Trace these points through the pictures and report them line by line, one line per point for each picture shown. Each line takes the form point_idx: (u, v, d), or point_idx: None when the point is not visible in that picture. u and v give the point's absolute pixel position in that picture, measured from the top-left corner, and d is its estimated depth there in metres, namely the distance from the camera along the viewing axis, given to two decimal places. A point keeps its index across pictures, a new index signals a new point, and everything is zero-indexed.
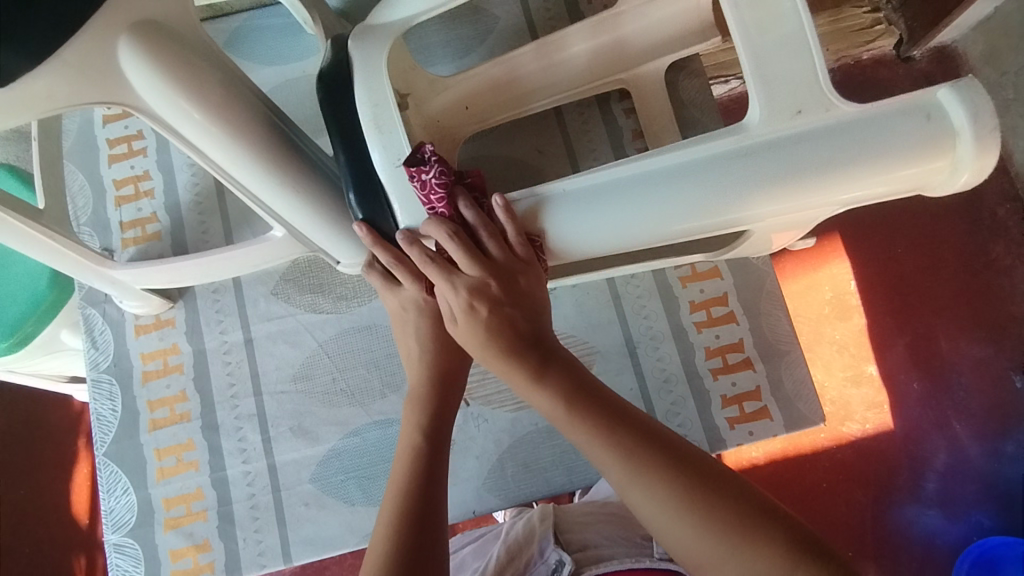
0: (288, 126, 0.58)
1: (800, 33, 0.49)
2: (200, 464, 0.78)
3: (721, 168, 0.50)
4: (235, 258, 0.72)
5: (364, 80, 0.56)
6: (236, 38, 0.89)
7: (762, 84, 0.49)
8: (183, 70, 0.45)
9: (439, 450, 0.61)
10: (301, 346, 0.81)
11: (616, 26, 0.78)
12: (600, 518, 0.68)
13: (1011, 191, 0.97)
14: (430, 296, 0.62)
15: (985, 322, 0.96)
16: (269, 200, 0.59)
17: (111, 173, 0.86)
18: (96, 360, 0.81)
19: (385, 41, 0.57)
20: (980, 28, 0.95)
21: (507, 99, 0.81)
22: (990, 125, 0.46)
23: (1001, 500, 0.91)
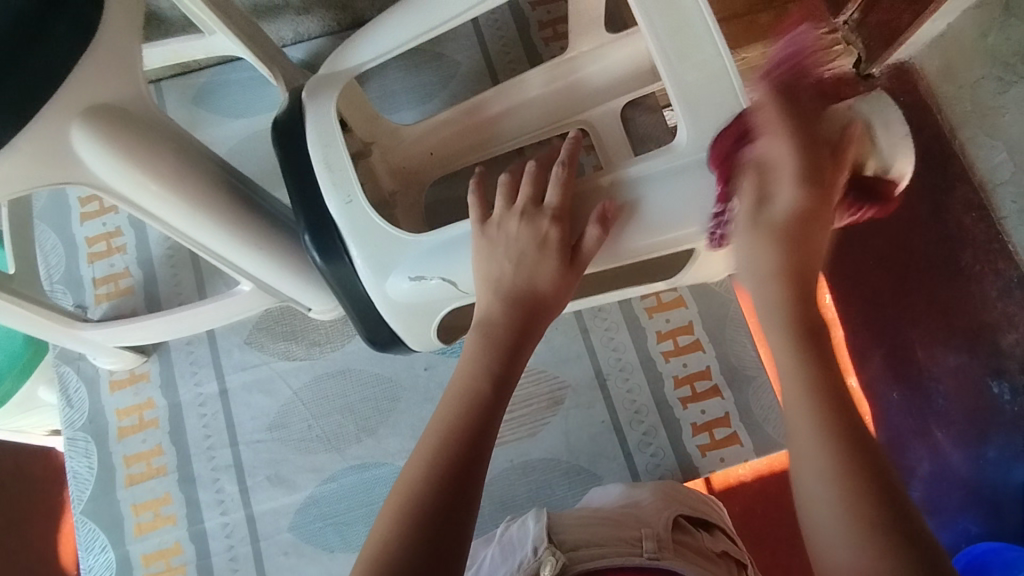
0: (247, 185, 0.60)
1: (719, 61, 0.54)
2: (178, 517, 0.78)
3: (669, 183, 0.55)
4: (205, 312, 0.73)
5: (318, 127, 0.60)
6: (204, 93, 0.91)
7: (687, 110, 0.54)
8: (135, 145, 0.47)
9: (501, 395, 0.52)
10: (276, 394, 0.81)
11: (572, 70, 0.82)
12: (592, 520, 0.63)
13: (977, 199, 0.90)
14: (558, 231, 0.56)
15: (957, 328, 0.90)
16: (232, 257, 0.61)
17: (83, 230, 0.87)
18: (72, 418, 0.82)
19: (334, 89, 0.61)
20: (934, 45, 0.92)
21: (470, 142, 0.83)
22: (902, 134, 0.53)
23: (987, 506, 0.86)
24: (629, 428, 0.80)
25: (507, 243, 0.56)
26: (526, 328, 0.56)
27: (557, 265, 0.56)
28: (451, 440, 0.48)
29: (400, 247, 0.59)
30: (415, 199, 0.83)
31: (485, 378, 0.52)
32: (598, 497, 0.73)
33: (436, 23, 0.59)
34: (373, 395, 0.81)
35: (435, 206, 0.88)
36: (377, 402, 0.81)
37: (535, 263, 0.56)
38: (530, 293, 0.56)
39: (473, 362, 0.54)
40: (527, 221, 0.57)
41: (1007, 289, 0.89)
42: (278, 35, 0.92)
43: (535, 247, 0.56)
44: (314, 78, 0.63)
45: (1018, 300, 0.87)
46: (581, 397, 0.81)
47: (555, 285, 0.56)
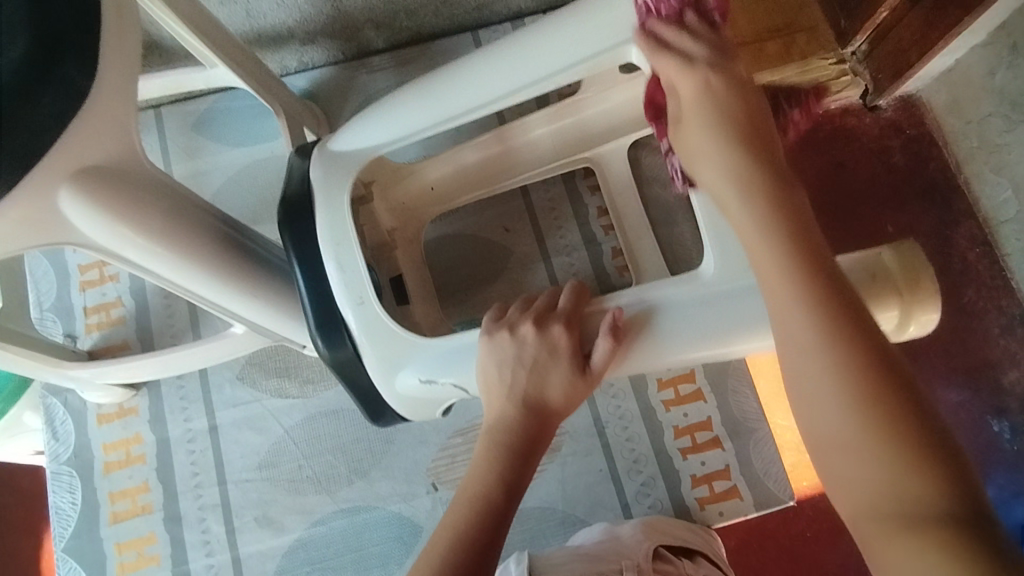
0: (244, 235, 0.59)
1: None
2: (162, 558, 0.76)
3: (687, 314, 0.52)
4: (195, 353, 0.71)
5: (327, 211, 0.57)
6: (205, 120, 0.90)
7: (716, 240, 0.52)
8: (122, 202, 0.46)
9: (512, 503, 0.53)
10: (268, 433, 0.80)
11: (577, 110, 0.80)
12: (574, 557, 0.63)
13: (982, 235, 0.88)
14: (572, 358, 0.54)
15: (960, 364, 0.86)
16: (235, 308, 0.60)
17: (76, 257, 0.85)
18: (57, 452, 0.80)
19: (346, 170, 0.59)
20: (943, 78, 0.88)
21: (474, 182, 0.82)
22: (929, 291, 0.52)
23: None
24: (627, 479, 0.78)
25: (517, 354, 0.54)
26: (535, 431, 0.55)
27: (567, 372, 0.54)
28: (464, 552, 0.49)
29: (412, 351, 0.56)
30: (414, 236, 0.82)
31: (496, 486, 0.53)
32: (583, 537, 0.72)
33: (457, 111, 0.57)
34: (367, 436, 0.79)
35: (436, 246, 0.87)
36: (370, 444, 0.79)
37: (547, 366, 0.55)
38: (540, 402, 0.55)
39: (487, 471, 0.54)
40: (541, 328, 0.55)
41: (1008, 328, 0.85)
42: (281, 64, 0.90)
43: (546, 354, 0.54)
44: (324, 154, 0.60)
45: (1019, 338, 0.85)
46: (578, 445, 0.80)
47: (565, 394, 0.55)
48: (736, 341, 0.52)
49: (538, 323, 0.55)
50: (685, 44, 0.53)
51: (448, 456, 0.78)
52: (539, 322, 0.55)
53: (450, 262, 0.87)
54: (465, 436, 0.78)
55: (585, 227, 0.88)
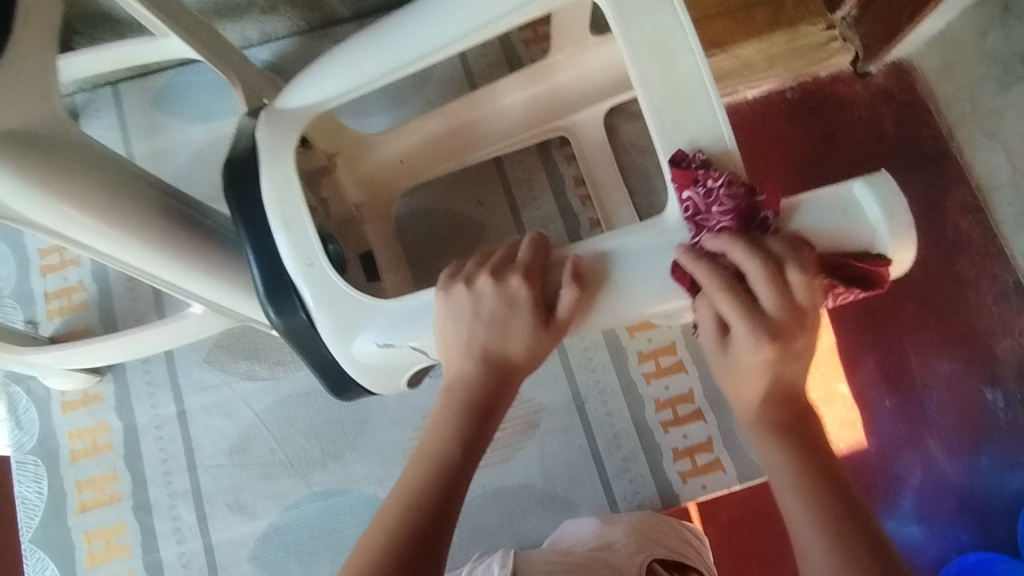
0: (191, 207, 0.57)
1: (717, 128, 0.49)
2: (132, 547, 0.74)
3: (652, 262, 0.49)
4: (153, 335, 0.69)
5: (270, 170, 0.54)
6: (165, 95, 0.87)
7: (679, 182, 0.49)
8: (54, 176, 0.44)
9: (471, 462, 0.51)
10: (237, 417, 0.77)
11: (550, 76, 0.76)
12: (559, 568, 0.60)
13: (975, 202, 0.86)
14: (534, 308, 0.51)
15: (952, 332, 0.85)
16: (193, 286, 0.57)
17: (34, 241, 0.82)
18: (21, 440, 0.78)
19: (292, 131, 0.56)
20: (934, 42, 0.86)
21: (443, 153, 0.79)
22: (905, 223, 0.47)
23: (980, 516, 0.81)
24: (608, 454, 0.76)
25: (472, 304, 0.51)
26: (497, 389, 0.52)
27: (528, 326, 0.51)
28: (417, 513, 0.47)
29: (367, 310, 0.54)
30: (384, 211, 0.79)
31: (453, 444, 0.50)
32: (573, 530, 0.70)
33: (408, 59, 0.54)
34: (340, 418, 0.77)
35: (407, 220, 0.84)
36: (343, 426, 0.77)
37: (507, 320, 0.51)
38: (501, 357, 0.52)
39: (444, 428, 0.51)
40: (498, 280, 0.52)
41: (1003, 295, 0.85)
42: (243, 35, 0.87)
43: (505, 308, 0.51)
44: (270, 115, 0.57)
45: (1013, 306, 0.84)
46: (557, 421, 0.78)
47: (527, 348, 0.52)
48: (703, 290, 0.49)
49: (495, 276, 0.52)
50: (761, 288, 0.45)
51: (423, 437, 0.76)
52: (496, 275, 0.52)
53: (422, 237, 0.84)
54: None
55: (562, 199, 0.85)
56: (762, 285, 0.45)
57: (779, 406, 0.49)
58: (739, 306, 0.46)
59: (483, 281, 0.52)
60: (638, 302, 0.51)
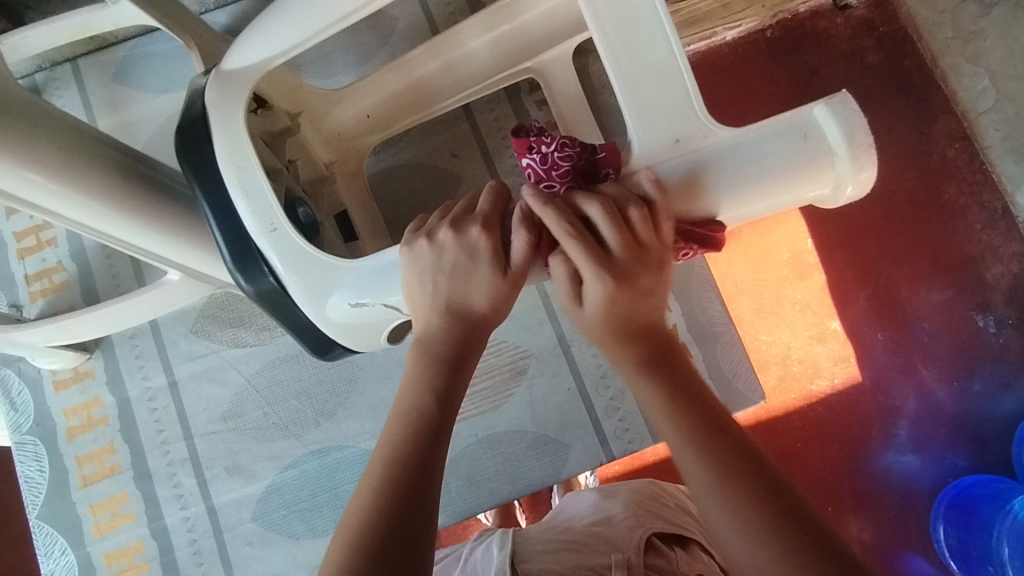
0: (150, 168, 0.57)
1: (671, 60, 0.48)
2: (137, 515, 0.76)
3: None
4: (136, 304, 0.70)
5: (223, 133, 0.54)
6: (125, 68, 0.85)
7: (637, 118, 0.48)
8: (15, 140, 0.44)
9: (447, 412, 0.49)
10: (228, 383, 0.78)
11: (512, 15, 0.75)
12: (558, 548, 0.61)
13: (960, 130, 0.90)
14: (495, 257, 0.50)
15: (941, 264, 0.90)
16: (158, 250, 0.58)
17: (9, 225, 0.82)
18: (18, 422, 0.79)
19: (240, 90, 0.54)
20: None
21: (410, 105, 0.78)
22: (865, 143, 0.45)
23: (973, 439, 0.87)
24: (596, 394, 0.77)
25: (436, 257, 0.51)
26: (468, 336, 0.52)
27: (489, 277, 0.50)
28: (402, 467, 0.46)
29: (338, 271, 0.54)
30: (356, 169, 0.78)
31: (427, 395, 0.49)
32: (573, 506, 0.70)
33: (352, 7, 0.52)
34: (330, 376, 0.78)
35: (382, 177, 0.83)
36: (334, 385, 0.78)
37: (469, 271, 0.51)
38: (465, 309, 0.51)
39: (417, 381, 0.50)
40: (459, 230, 0.51)
41: (989, 222, 0.89)
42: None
43: (466, 258, 0.50)
44: (219, 75, 0.55)
45: (1000, 232, 0.89)
46: (544, 365, 0.78)
47: (490, 301, 0.51)
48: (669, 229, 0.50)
49: (454, 228, 0.51)
50: (601, 226, 0.46)
51: None
52: (456, 226, 0.51)
53: (397, 194, 0.83)
54: None
55: None
56: (601, 221, 0.46)
57: (643, 360, 0.48)
58: (587, 251, 0.46)
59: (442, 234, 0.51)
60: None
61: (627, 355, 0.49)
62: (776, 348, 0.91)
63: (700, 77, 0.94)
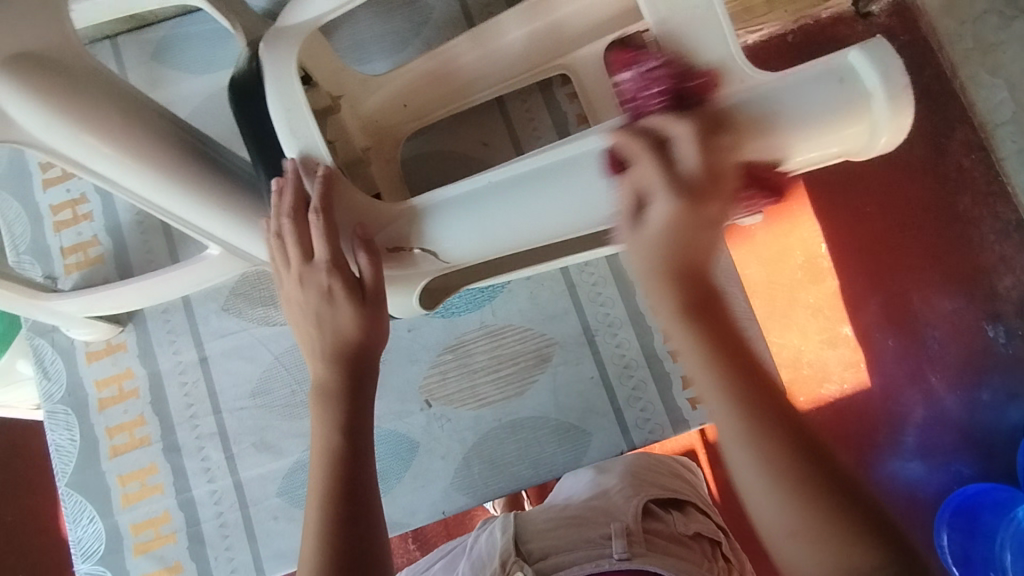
0: (213, 148, 0.56)
1: (710, 10, 0.51)
2: (165, 486, 0.78)
3: (635, 148, 0.50)
4: (175, 278, 0.71)
5: (275, 83, 0.54)
6: (164, 48, 0.86)
7: (677, 63, 0.50)
8: (75, 100, 0.44)
9: (359, 440, 0.55)
10: (257, 360, 0.80)
11: (551, 11, 0.76)
12: (559, 524, 0.63)
13: (976, 140, 0.92)
14: (348, 289, 0.54)
15: (954, 272, 0.92)
16: (220, 232, 0.57)
17: (46, 198, 0.83)
18: (50, 391, 0.80)
19: (294, 44, 0.54)
20: None
21: (448, 92, 0.79)
22: (901, 83, 0.46)
23: (979, 449, 0.89)
24: (619, 383, 0.79)
25: (305, 305, 0.55)
26: (356, 365, 0.56)
27: (349, 309, 0.55)
28: (328, 508, 0.51)
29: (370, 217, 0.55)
30: (390, 155, 0.80)
31: (334, 431, 0.54)
32: (570, 486, 0.72)
33: None
34: None
35: (412, 163, 0.84)
36: None
37: (330, 311, 0.55)
38: (345, 345, 0.56)
39: (323, 422, 0.55)
40: (302, 283, 0.55)
41: (1002, 233, 0.91)
42: None
43: (325, 300, 0.55)
44: (271, 32, 0.56)
45: (1013, 243, 0.91)
46: (568, 354, 0.80)
47: (358, 325, 0.55)
48: None
49: (300, 277, 0.55)
50: (682, 142, 0.43)
51: (439, 373, 0.80)
52: (301, 276, 0.55)
53: (427, 180, 0.84)
54: (455, 352, 0.80)
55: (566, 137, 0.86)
56: (684, 142, 0.43)
57: (688, 306, 0.42)
58: (659, 171, 0.43)
59: (291, 284, 0.56)
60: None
61: (668, 299, 0.43)
62: (786, 350, 0.92)
63: None
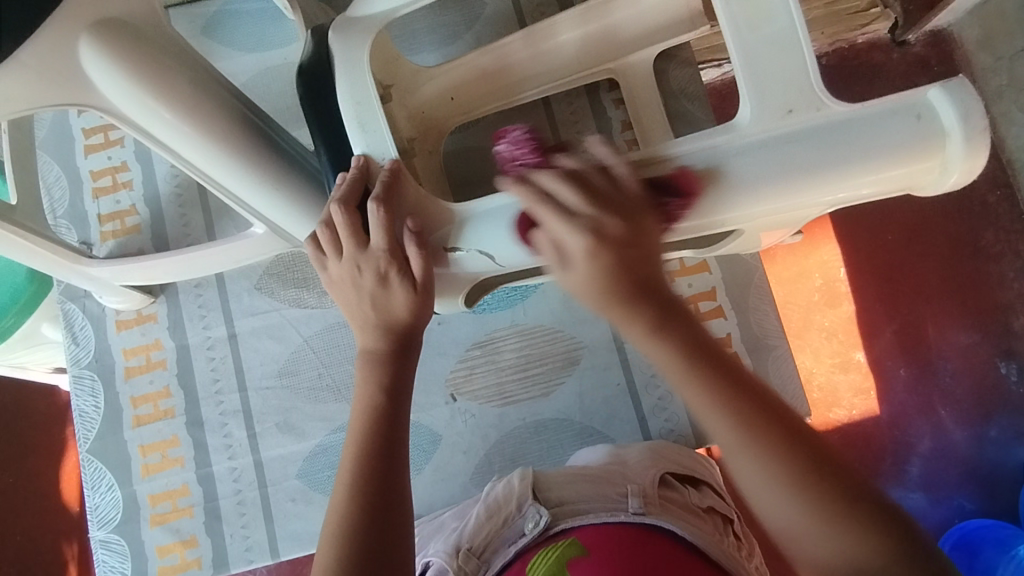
0: (274, 131, 0.55)
1: (792, 32, 0.48)
2: (185, 460, 0.78)
3: (712, 167, 0.48)
4: (215, 255, 0.70)
5: (347, 75, 0.54)
6: (215, 23, 0.86)
7: (752, 83, 0.48)
8: (145, 65, 0.43)
9: (398, 403, 0.56)
10: (286, 341, 0.80)
11: (605, 14, 0.77)
12: (577, 477, 0.64)
13: (1003, 177, 0.92)
14: (405, 277, 0.54)
15: (970, 307, 0.92)
16: (270, 217, 0.56)
17: (87, 163, 0.84)
18: (77, 356, 0.80)
19: (366, 35, 0.55)
20: (976, 11, 0.90)
21: (497, 89, 0.79)
22: (980, 126, 0.45)
23: (982, 483, 0.89)
24: (644, 392, 0.79)
25: (356, 290, 0.55)
26: (405, 344, 0.57)
27: (401, 294, 0.54)
28: (359, 472, 0.51)
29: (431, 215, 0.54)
30: (433, 149, 0.80)
31: (378, 391, 0.55)
32: (585, 457, 0.73)
33: None
34: None
35: (454, 157, 0.84)
36: None
37: (382, 294, 0.55)
38: (392, 325, 0.56)
39: (368, 381, 0.56)
40: (355, 269, 0.55)
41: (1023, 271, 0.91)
42: None
43: (378, 285, 0.55)
44: (343, 20, 0.56)
45: None
46: (597, 358, 0.79)
47: (408, 311, 0.55)
48: (748, 207, 0.49)
49: (352, 262, 0.55)
50: (564, 190, 0.49)
51: (467, 368, 0.80)
52: (355, 263, 0.55)
53: (467, 175, 0.84)
54: (483, 348, 0.80)
55: (609, 144, 0.86)
56: (559, 187, 0.49)
57: (656, 320, 0.46)
58: (564, 222, 0.48)
59: (343, 270, 0.56)
60: (715, 198, 0.49)
61: (630, 317, 0.46)
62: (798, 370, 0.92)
63: None
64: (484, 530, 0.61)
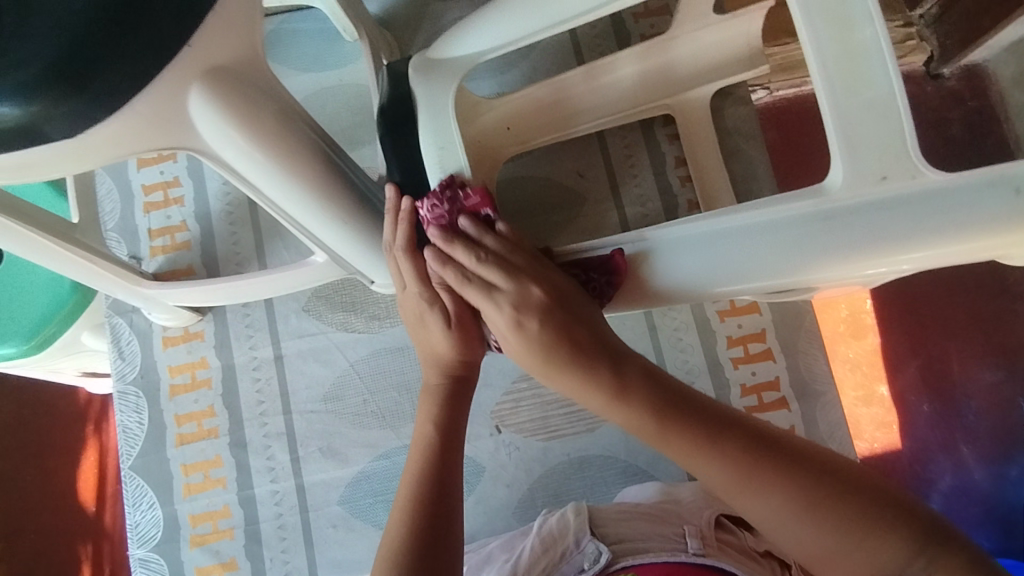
0: (351, 167, 0.55)
1: (890, 95, 0.47)
2: (227, 481, 0.77)
3: (800, 231, 0.48)
4: (270, 280, 0.69)
5: (430, 118, 0.55)
6: (271, 41, 0.87)
7: (846, 146, 0.47)
8: (237, 101, 0.43)
9: (453, 440, 0.59)
10: (333, 365, 0.79)
11: (666, 51, 0.76)
12: (633, 516, 0.64)
13: None
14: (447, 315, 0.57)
15: (997, 345, 0.91)
16: (337, 246, 0.56)
17: (139, 177, 0.84)
18: (123, 371, 0.81)
19: (449, 81, 0.56)
20: (1012, 49, 0.87)
21: (554, 120, 0.78)
22: None
23: (1001, 523, 0.88)
24: None
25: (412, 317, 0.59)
26: (462, 378, 0.61)
27: (442, 329, 0.57)
28: (420, 513, 0.53)
29: None
30: (487, 176, 0.80)
31: (434, 426, 0.59)
32: (635, 494, 0.73)
33: (575, 15, 0.53)
34: None
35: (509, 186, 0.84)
36: None
37: (426, 327, 0.58)
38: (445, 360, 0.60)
39: (424, 413, 0.60)
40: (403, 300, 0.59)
41: None
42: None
43: (421, 314, 0.58)
44: (424, 62, 0.57)
45: None
46: None
47: (449, 344, 0.58)
48: (813, 274, 0.49)
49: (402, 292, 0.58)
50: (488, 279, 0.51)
51: (513, 401, 0.79)
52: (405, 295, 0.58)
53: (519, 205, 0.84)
54: (531, 381, 0.80)
55: (661, 178, 0.85)
56: (495, 280, 0.51)
57: (618, 386, 0.50)
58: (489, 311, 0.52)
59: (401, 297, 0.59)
60: (796, 262, 0.48)
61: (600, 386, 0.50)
62: None
63: (788, 121, 0.95)
64: (539, 565, 0.61)
